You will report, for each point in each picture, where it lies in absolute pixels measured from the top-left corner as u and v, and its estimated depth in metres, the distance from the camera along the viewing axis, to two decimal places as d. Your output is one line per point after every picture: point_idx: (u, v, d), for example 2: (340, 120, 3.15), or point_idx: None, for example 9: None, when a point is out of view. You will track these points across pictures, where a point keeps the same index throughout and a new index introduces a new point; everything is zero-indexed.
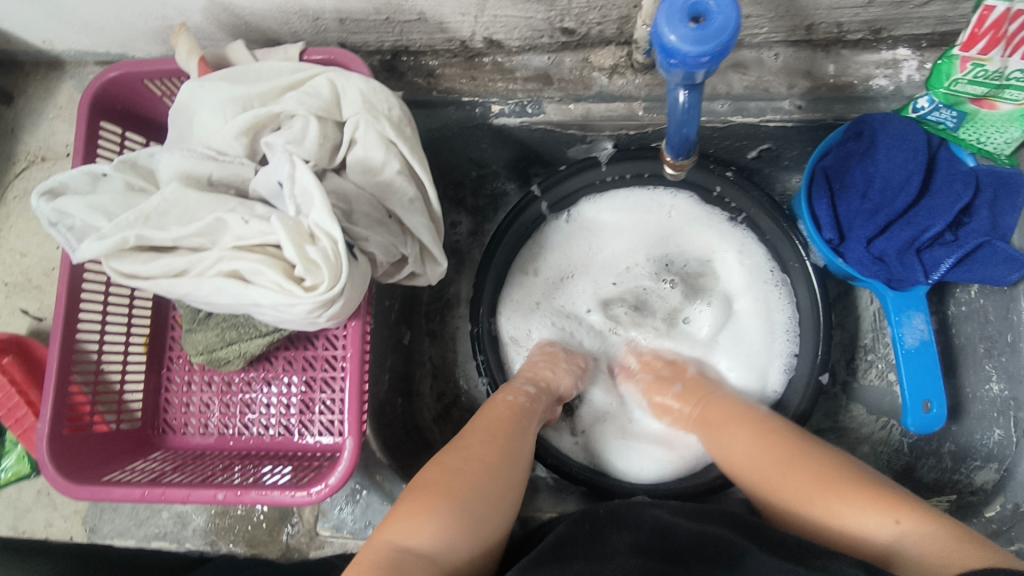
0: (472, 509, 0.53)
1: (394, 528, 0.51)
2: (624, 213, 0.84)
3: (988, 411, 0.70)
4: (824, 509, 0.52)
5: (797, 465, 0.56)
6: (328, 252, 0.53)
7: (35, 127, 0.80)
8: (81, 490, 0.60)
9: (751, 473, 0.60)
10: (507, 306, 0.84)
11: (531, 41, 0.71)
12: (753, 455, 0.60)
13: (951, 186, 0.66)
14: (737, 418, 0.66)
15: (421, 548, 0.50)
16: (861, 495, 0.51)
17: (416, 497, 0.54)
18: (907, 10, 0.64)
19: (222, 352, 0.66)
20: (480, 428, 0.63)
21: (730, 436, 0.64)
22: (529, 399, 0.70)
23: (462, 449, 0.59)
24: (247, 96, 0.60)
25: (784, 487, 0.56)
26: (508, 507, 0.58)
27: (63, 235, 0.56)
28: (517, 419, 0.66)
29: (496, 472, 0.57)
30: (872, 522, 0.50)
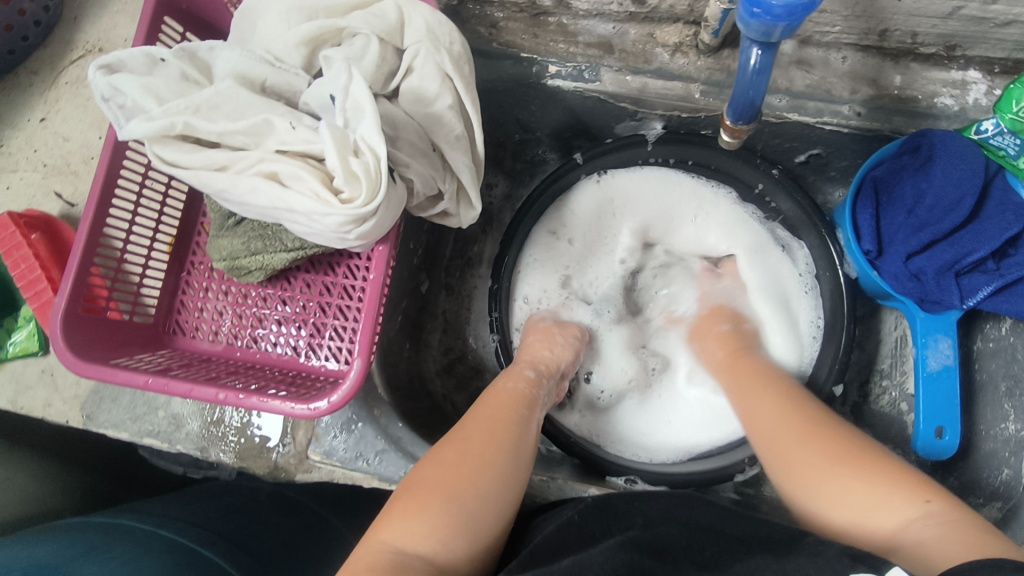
0: (469, 511, 0.51)
1: (388, 529, 0.50)
2: (652, 195, 0.83)
3: (1000, 450, 0.68)
4: (852, 473, 0.52)
5: (831, 430, 0.56)
6: (370, 166, 0.52)
7: (96, 19, 0.80)
8: (88, 368, 0.61)
9: (776, 425, 0.60)
10: (528, 266, 0.84)
11: (599, 6, 0.69)
12: (784, 412, 0.61)
13: (1003, 215, 0.65)
14: (770, 381, 0.66)
15: (418, 551, 0.48)
16: (894, 472, 0.51)
17: (411, 496, 0.52)
18: (987, 29, 0.62)
19: (245, 262, 0.66)
20: (487, 416, 0.61)
21: (763, 395, 0.64)
22: (530, 383, 0.67)
23: (462, 442, 0.57)
24: (314, 7, 0.60)
25: (811, 443, 0.56)
26: (510, 505, 0.56)
27: (113, 111, 0.56)
28: (525, 406, 0.64)
29: (498, 469, 0.55)
30: (902, 499, 0.48)
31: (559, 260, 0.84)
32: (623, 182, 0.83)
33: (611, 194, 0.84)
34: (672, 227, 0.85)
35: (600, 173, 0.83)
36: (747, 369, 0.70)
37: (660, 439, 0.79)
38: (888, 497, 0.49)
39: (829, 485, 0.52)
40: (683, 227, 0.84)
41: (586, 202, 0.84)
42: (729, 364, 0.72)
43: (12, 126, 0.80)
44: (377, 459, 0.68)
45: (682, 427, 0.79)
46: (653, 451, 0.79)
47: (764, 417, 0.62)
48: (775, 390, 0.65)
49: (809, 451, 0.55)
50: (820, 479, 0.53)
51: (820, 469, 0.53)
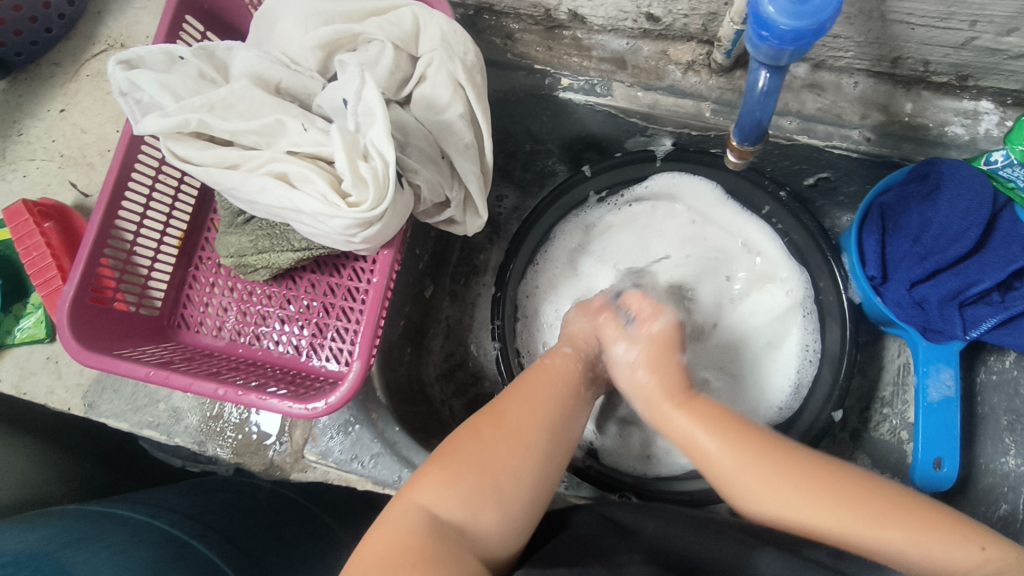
0: (503, 487, 0.53)
1: (424, 493, 0.52)
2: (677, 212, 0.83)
3: (999, 485, 0.67)
4: (896, 525, 0.48)
5: (846, 474, 0.51)
6: (378, 171, 0.53)
7: (120, 14, 0.82)
8: (91, 357, 0.62)
9: (776, 483, 0.51)
10: (548, 272, 0.85)
11: (614, 22, 0.70)
12: (779, 464, 0.51)
13: (1009, 247, 0.64)
14: (738, 422, 0.55)
15: (451, 520, 0.51)
16: (931, 513, 0.48)
17: (446, 461, 0.53)
18: (999, 60, 0.62)
19: (251, 260, 0.66)
20: (529, 393, 0.60)
21: (740, 448, 0.53)
22: (568, 360, 0.65)
23: (502, 415, 0.57)
24: (332, 12, 0.61)
25: (838, 497, 0.49)
26: (547, 484, 0.56)
27: (129, 107, 0.57)
28: (570, 388, 0.62)
29: (536, 449, 0.55)
30: (960, 544, 0.47)
31: (583, 266, 0.84)
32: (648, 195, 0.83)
33: (633, 210, 0.83)
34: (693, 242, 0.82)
35: (622, 194, 0.84)
36: (702, 405, 0.57)
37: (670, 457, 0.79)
38: (941, 542, 0.47)
39: (874, 535, 0.48)
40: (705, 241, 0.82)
41: (609, 220, 0.84)
42: (675, 405, 0.58)
43: (32, 116, 0.81)
44: (372, 462, 0.68)
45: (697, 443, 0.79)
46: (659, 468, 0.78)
47: (758, 477, 0.51)
48: (753, 434, 0.54)
49: (840, 506, 0.49)
50: (864, 532, 0.48)
51: (862, 523, 0.48)
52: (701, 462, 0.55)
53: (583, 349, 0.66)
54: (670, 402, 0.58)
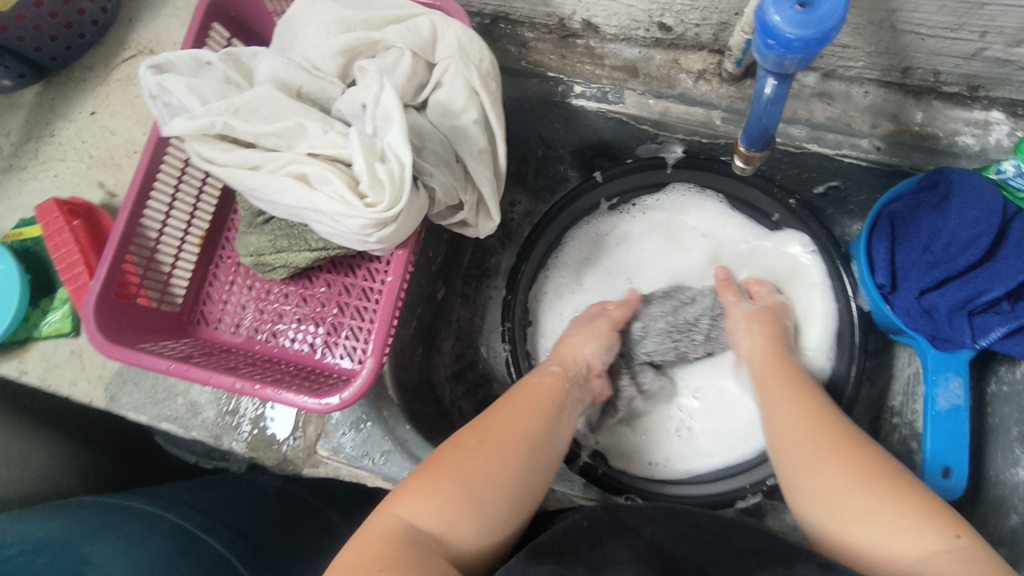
0: (481, 497, 0.53)
1: (403, 504, 0.53)
2: (692, 225, 0.84)
3: (1009, 496, 0.67)
4: (880, 492, 0.51)
5: (867, 448, 0.55)
6: (394, 173, 0.55)
7: (150, 21, 0.85)
8: (114, 350, 0.64)
9: (804, 438, 0.58)
10: (557, 275, 0.86)
11: (627, 31, 0.72)
12: (814, 423, 0.58)
13: (1020, 256, 0.64)
14: (807, 388, 0.63)
15: (427, 528, 0.51)
16: (922, 497, 0.50)
17: (428, 472, 0.54)
18: (1010, 71, 0.62)
19: (270, 259, 0.68)
20: (515, 407, 0.61)
21: (794, 405, 0.61)
22: (556, 377, 0.67)
23: (487, 428, 0.58)
24: (353, 20, 0.63)
25: (846, 457, 0.54)
26: (528, 497, 0.57)
27: (159, 109, 0.60)
28: (555, 406, 0.63)
29: (518, 461, 0.56)
30: (932, 527, 0.47)
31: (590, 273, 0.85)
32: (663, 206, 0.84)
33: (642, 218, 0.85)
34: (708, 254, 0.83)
35: (633, 203, 0.85)
36: (793, 369, 0.66)
37: (680, 464, 0.79)
38: (914, 523, 0.48)
39: (853, 505, 0.51)
40: (719, 254, 0.83)
41: (619, 229, 0.85)
42: (768, 358, 0.68)
43: (64, 118, 0.84)
44: (383, 459, 0.70)
45: (707, 452, 0.79)
46: (668, 476, 0.78)
47: (797, 426, 0.59)
48: (812, 402, 0.61)
49: (843, 466, 0.53)
50: (847, 493, 0.52)
51: (846, 492, 0.52)
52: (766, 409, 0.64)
53: (570, 370, 0.69)
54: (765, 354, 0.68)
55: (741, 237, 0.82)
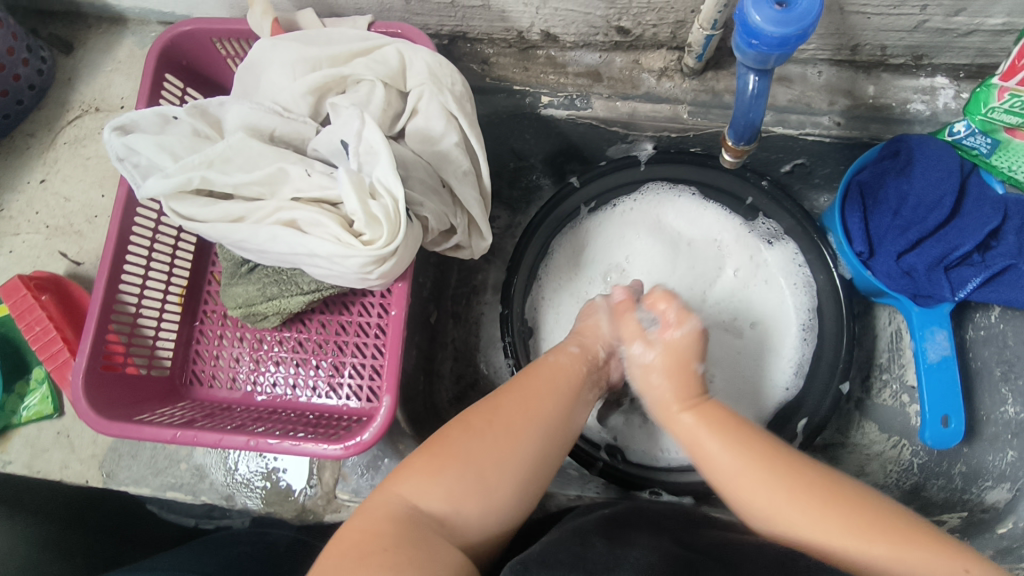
0: (487, 480, 0.53)
1: (407, 484, 0.52)
2: (669, 218, 0.86)
3: (1002, 433, 0.73)
4: (882, 542, 0.47)
5: (844, 491, 0.51)
6: (389, 208, 0.54)
7: (91, 78, 0.81)
8: (111, 426, 0.61)
9: (770, 496, 0.52)
10: (548, 281, 0.87)
11: (585, 37, 0.73)
12: (776, 474, 0.53)
13: (981, 210, 0.70)
14: (749, 440, 0.56)
15: (432, 509, 0.51)
16: (922, 534, 0.48)
17: (434, 453, 0.54)
18: (950, 39, 0.66)
19: (261, 307, 0.66)
20: (530, 388, 0.60)
21: (749, 458, 0.54)
22: (573, 358, 0.65)
23: (499, 413, 0.57)
24: (318, 58, 0.62)
25: (834, 514, 0.49)
26: (537, 483, 0.57)
27: (129, 171, 0.57)
28: (573, 387, 0.62)
29: (528, 448, 0.56)
30: (941, 562, 0.46)
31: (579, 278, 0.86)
32: (640, 204, 0.86)
33: (621, 219, 0.86)
34: (689, 244, 0.85)
35: (613, 203, 0.86)
36: (717, 416, 0.59)
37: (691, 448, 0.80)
38: (930, 561, 0.46)
39: (856, 553, 0.48)
40: (700, 245, 0.85)
41: (599, 233, 0.86)
42: (687, 413, 0.60)
43: (10, 190, 0.80)
44: None
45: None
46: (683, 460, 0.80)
47: (754, 487, 0.53)
48: (759, 444, 0.56)
49: (833, 521, 0.49)
50: (850, 547, 0.48)
51: (849, 537, 0.48)
52: (712, 475, 0.56)
53: (590, 350, 0.66)
54: (682, 412, 0.61)
55: (716, 225, 0.85)
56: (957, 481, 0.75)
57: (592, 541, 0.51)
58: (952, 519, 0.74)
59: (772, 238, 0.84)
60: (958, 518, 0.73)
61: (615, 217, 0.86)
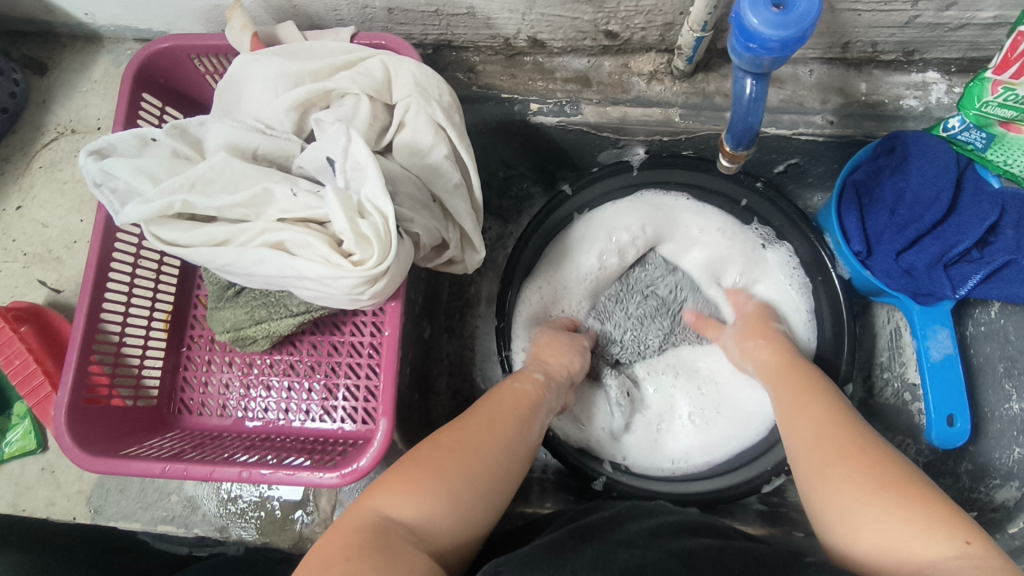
0: (458, 493, 0.51)
1: (379, 498, 0.50)
2: (669, 212, 0.82)
3: (1007, 430, 0.72)
4: (889, 500, 0.46)
5: (874, 456, 0.50)
6: (379, 227, 0.52)
7: (66, 99, 0.79)
8: (97, 463, 0.58)
9: (813, 437, 0.55)
10: (538, 287, 0.83)
11: (573, 42, 0.71)
12: (828, 422, 0.55)
13: (978, 205, 0.69)
14: (821, 391, 0.60)
15: (401, 520, 0.48)
16: (935, 504, 0.45)
17: (406, 469, 0.52)
18: (941, 33, 0.65)
19: (250, 331, 0.64)
20: (495, 412, 0.60)
21: (808, 410, 0.58)
22: (537, 384, 0.66)
23: (467, 432, 0.56)
24: (300, 72, 0.60)
25: (855, 468, 0.50)
26: (503, 498, 0.55)
27: (106, 197, 0.55)
28: (532, 407, 0.62)
29: (493, 460, 0.55)
30: (941, 534, 0.43)
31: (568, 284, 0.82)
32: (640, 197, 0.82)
33: (608, 218, 0.82)
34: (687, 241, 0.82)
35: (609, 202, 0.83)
36: (803, 374, 0.64)
37: (699, 455, 0.78)
38: (927, 534, 0.43)
39: (861, 511, 0.47)
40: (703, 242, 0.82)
41: (587, 233, 0.82)
42: (785, 365, 0.66)
43: None
44: None
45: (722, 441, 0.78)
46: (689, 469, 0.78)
47: (805, 423, 0.57)
48: (824, 404, 0.58)
49: (853, 472, 0.50)
50: (856, 501, 0.48)
51: (859, 493, 0.48)
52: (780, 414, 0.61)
53: (551, 376, 0.68)
54: (778, 361, 0.67)
55: (716, 222, 0.81)
56: (965, 480, 0.73)
57: (600, 554, 0.50)
58: None
59: (766, 242, 0.81)
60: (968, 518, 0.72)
61: (613, 210, 0.82)
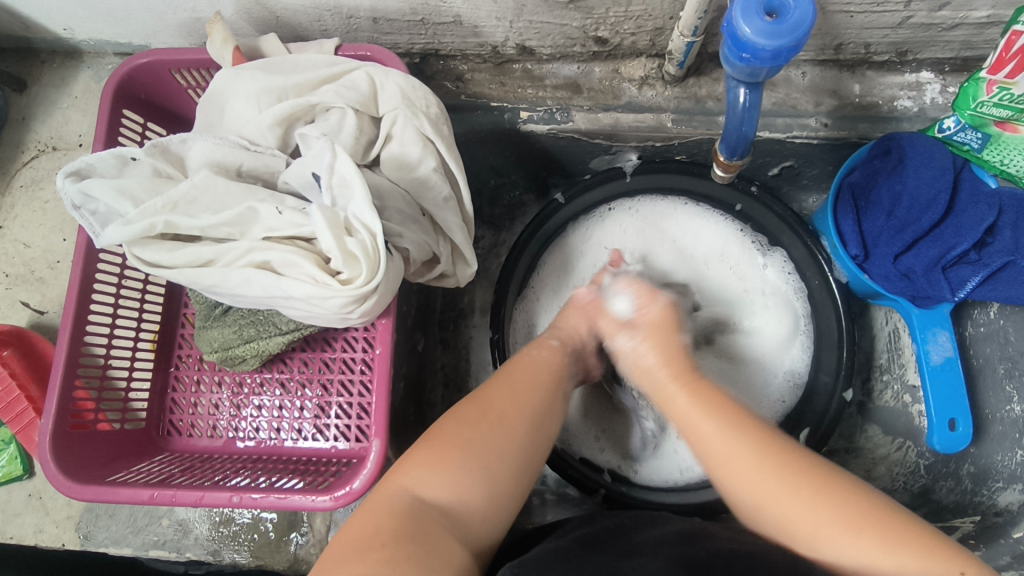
0: (491, 467, 0.51)
1: (409, 475, 0.49)
2: (670, 222, 0.83)
3: (1009, 432, 0.72)
4: (873, 539, 0.45)
5: (840, 484, 0.48)
6: (367, 245, 0.51)
7: (46, 116, 0.77)
8: (84, 490, 0.57)
9: (764, 483, 0.50)
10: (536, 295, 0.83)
11: (562, 49, 0.70)
12: (772, 458, 0.51)
13: (976, 207, 0.68)
14: (739, 412, 0.55)
15: (433, 501, 0.48)
16: (922, 534, 0.45)
17: (435, 444, 0.51)
18: (935, 33, 0.64)
19: (238, 351, 0.63)
20: (517, 382, 0.58)
21: (734, 444, 0.52)
22: (554, 352, 0.65)
23: (491, 404, 0.55)
24: (283, 87, 0.59)
25: (828, 506, 0.47)
26: (534, 468, 0.55)
27: (86, 220, 0.54)
28: (556, 375, 0.61)
29: (522, 436, 0.54)
30: (939, 563, 0.43)
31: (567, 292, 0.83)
32: (639, 213, 0.83)
33: (606, 226, 0.83)
34: (686, 257, 0.83)
35: (609, 207, 0.83)
36: (704, 391, 0.57)
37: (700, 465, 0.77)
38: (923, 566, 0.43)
39: (850, 552, 0.45)
40: (704, 258, 0.82)
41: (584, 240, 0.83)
42: (680, 389, 0.58)
43: None
44: None
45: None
46: (692, 479, 0.77)
47: (746, 467, 0.51)
48: (750, 427, 0.53)
49: (827, 509, 0.47)
50: (839, 541, 0.46)
51: (842, 533, 0.46)
52: (703, 457, 0.54)
53: (568, 342, 0.67)
54: (676, 388, 0.58)
55: (715, 225, 0.82)
56: (967, 483, 0.72)
57: (606, 562, 0.49)
58: (964, 524, 0.73)
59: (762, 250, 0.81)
60: (971, 522, 0.72)
61: (613, 224, 0.83)
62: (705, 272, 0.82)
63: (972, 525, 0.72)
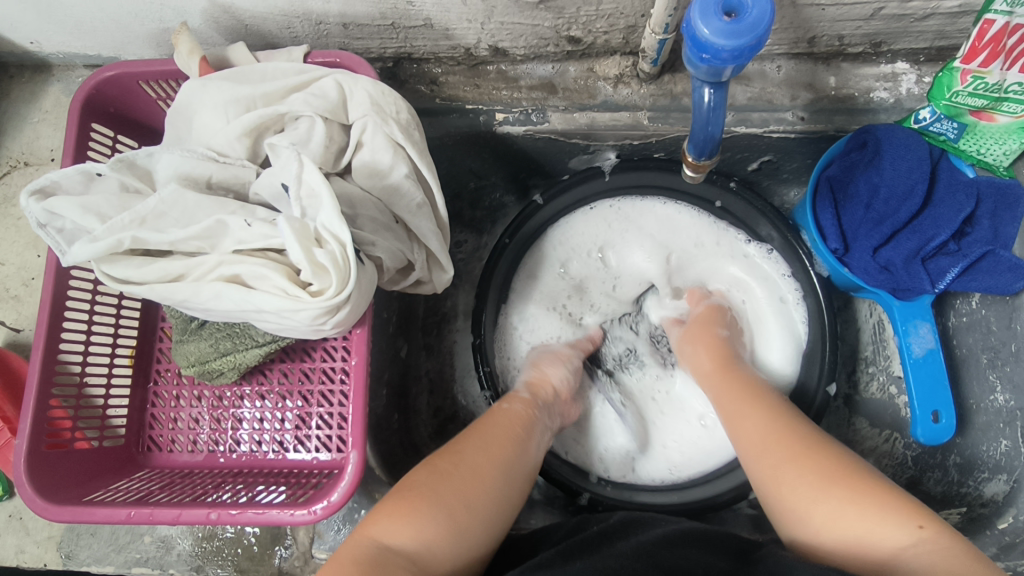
0: (457, 518, 0.51)
1: (378, 525, 0.50)
2: (643, 220, 0.81)
3: (994, 422, 0.70)
4: (838, 497, 0.49)
5: (815, 448, 0.53)
6: (336, 254, 0.50)
7: (18, 131, 0.77)
8: (61, 512, 0.57)
9: (765, 449, 0.55)
10: (513, 300, 0.82)
11: (536, 49, 0.69)
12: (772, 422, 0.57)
13: (953, 196, 0.68)
14: (752, 387, 0.62)
15: (400, 548, 0.48)
16: (885, 491, 0.48)
17: (403, 495, 0.52)
18: (908, 24, 0.64)
19: (216, 364, 0.62)
20: (491, 433, 0.59)
21: (750, 408, 0.59)
22: (526, 404, 0.65)
23: (463, 452, 0.56)
24: (251, 96, 0.58)
25: (802, 466, 0.52)
26: (500, 525, 0.55)
27: (52, 238, 0.53)
28: (527, 428, 0.62)
29: (495, 488, 0.54)
30: (893, 522, 0.46)
31: (548, 292, 0.82)
32: (619, 210, 0.81)
33: (586, 223, 0.82)
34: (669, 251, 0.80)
35: (591, 206, 0.82)
36: (738, 376, 0.64)
37: (690, 460, 0.77)
38: (882, 523, 0.46)
39: (822, 511, 0.49)
40: (680, 251, 0.80)
41: (563, 237, 0.82)
42: (717, 372, 0.66)
43: None
44: None
45: (708, 442, 0.77)
46: (679, 475, 0.76)
47: (749, 430, 0.58)
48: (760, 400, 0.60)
49: (801, 470, 0.51)
50: (812, 502, 0.50)
51: (813, 491, 0.50)
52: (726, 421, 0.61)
53: (539, 396, 0.67)
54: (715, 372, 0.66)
55: (692, 219, 0.81)
56: (953, 474, 0.72)
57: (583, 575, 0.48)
58: (950, 515, 0.72)
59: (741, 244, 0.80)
60: (957, 514, 0.71)
61: (595, 219, 0.82)
62: (689, 265, 0.81)
63: (958, 517, 0.71)
